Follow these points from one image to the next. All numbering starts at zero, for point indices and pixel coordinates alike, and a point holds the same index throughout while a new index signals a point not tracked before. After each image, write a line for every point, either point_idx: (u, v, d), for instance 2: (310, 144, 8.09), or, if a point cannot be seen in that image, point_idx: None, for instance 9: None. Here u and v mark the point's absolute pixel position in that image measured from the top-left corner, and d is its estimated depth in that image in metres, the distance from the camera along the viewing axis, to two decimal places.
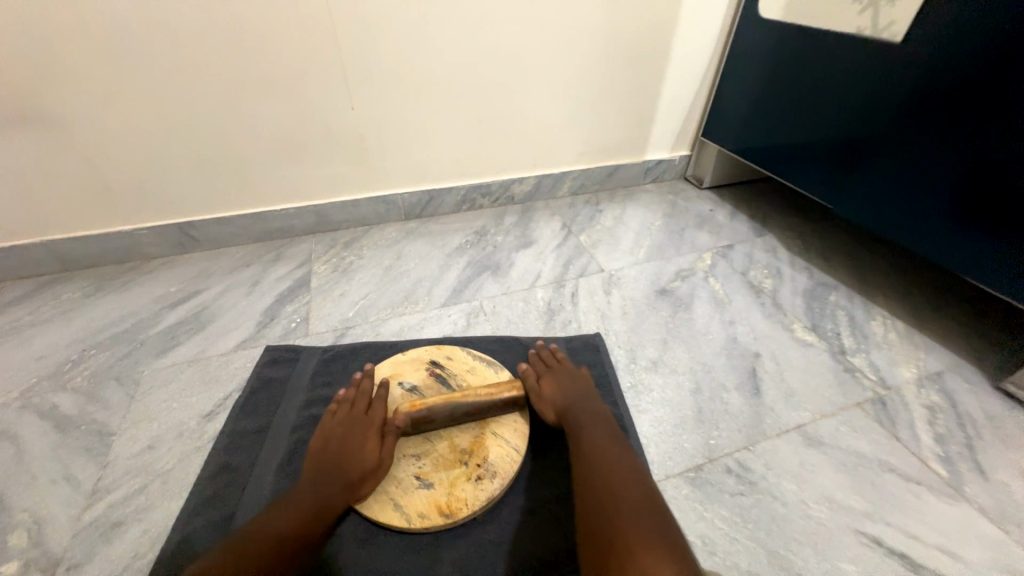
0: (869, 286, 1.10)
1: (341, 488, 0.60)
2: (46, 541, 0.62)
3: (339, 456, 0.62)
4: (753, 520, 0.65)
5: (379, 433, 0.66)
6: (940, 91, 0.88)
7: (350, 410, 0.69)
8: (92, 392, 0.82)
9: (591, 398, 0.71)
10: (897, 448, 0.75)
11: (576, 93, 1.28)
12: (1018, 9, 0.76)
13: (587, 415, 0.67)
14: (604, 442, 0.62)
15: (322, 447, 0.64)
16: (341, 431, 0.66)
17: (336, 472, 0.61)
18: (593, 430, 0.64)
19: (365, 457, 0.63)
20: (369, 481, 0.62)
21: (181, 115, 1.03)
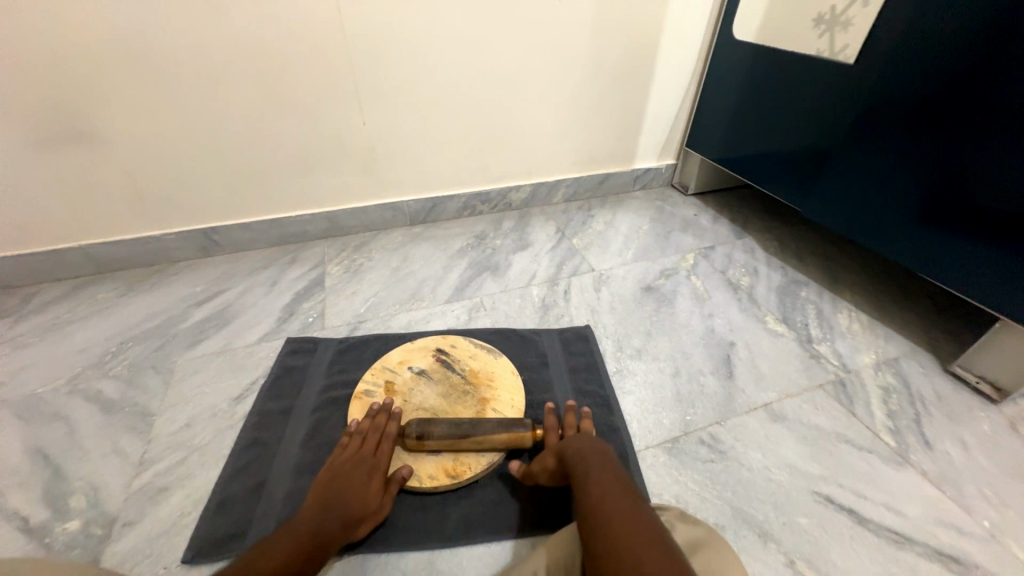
0: (838, 282, 1.20)
1: (341, 527, 0.61)
2: (101, 503, 0.71)
3: (344, 495, 0.63)
4: (721, 482, 0.74)
5: (385, 475, 0.67)
6: (891, 109, 1.00)
7: (360, 447, 0.69)
8: (132, 379, 0.91)
9: (594, 441, 0.68)
10: (852, 422, 0.84)
11: (569, 108, 1.39)
12: (949, 37, 0.87)
13: (589, 457, 0.63)
14: (607, 484, 0.58)
15: (329, 482, 0.64)
16: (351, 466, 0.66)
17: (339, 509, 0.62)
18: (596, 473, 0.60)
19: (369, 500, 0.64)
20: (366, 523, 0.64)
21: (210, 130, 1.13)
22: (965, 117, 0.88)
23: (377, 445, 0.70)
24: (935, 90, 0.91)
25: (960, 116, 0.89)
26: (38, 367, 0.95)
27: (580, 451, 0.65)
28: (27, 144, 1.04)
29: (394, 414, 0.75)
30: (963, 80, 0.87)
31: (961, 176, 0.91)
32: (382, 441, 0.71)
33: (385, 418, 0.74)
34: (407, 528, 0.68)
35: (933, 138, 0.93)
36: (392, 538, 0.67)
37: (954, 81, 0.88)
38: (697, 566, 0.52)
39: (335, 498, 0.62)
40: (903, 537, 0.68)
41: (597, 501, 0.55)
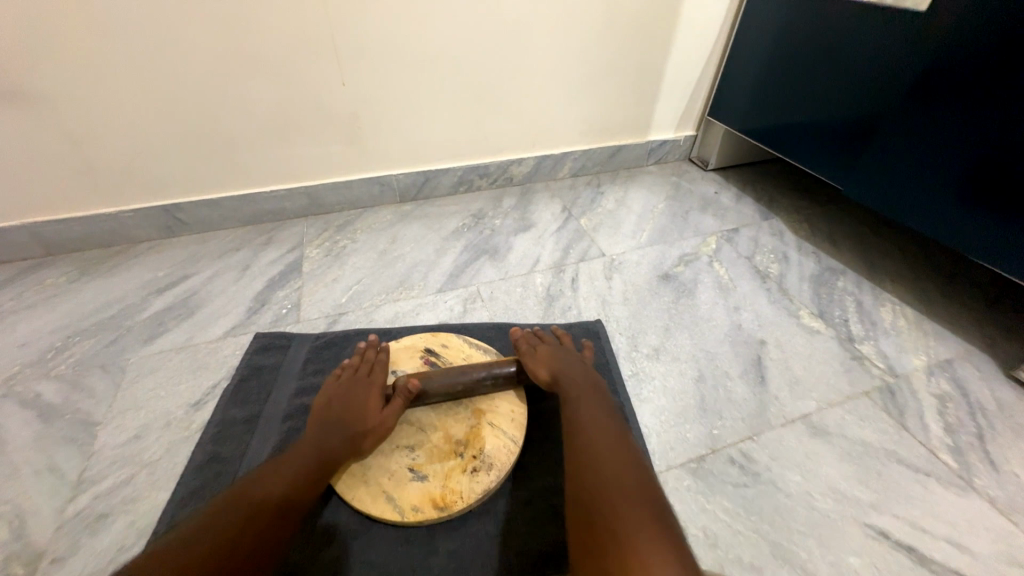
0: (878, 271, 1.07)
1: (344, 444, 0.60)
2: (28, 534, 0.60)
3: (341, 414, 0.62)
4: (756, 511, 0.64)
5: (381, 394, 0.66)
6: (959, 78, 0.84)
7: (354, 374, 0.69)
8: (76, 381, 0.80)
9: (588, 372, 0.69)
10: (905, 437, 0.73)
11: (581, 71, 1.23)
12: None
13: (582, 400, 0.63)
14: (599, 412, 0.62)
15: (326, 405, 0.64)
16: (344, 391, 0.66)
17: (338, 429, 0.61)
18: (588, 417, 0.60)
19: (368, 415, 0.63)
20: (371, 438, 0.62)
21: (166, 91, 0.98)
22: None
23: (370, 370, 0.70)
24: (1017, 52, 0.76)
25: None
26: None
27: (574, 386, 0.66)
28: None
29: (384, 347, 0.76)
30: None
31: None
32: (374, 367, 0.71)
33: (374, 350, 0.74)
34: (387, 568, 0.57)
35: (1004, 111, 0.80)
36: None
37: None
38: None
39: (333, 418, 0.62)
40: None
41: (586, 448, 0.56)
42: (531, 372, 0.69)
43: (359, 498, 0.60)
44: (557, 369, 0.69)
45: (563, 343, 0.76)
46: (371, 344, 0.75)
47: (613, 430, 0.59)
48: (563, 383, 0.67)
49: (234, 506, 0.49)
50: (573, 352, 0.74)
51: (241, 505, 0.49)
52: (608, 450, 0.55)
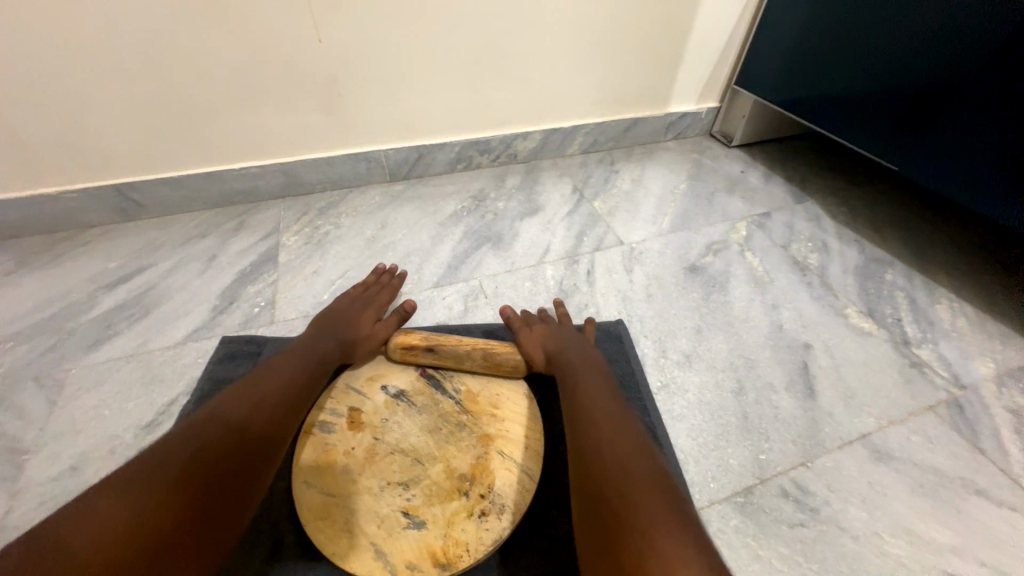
0: (929, 262, 0.95)
1: (337, 343, 0.64)
2: None
3: (339, 321, 0.67)
4: (818, 558, 0.53)
5: (377, 314, 0.71)
6: None
7: (362, 292, 0.76)
8: (4, 397, 0.67)
9: (586, 349, 0.65)
10: (981, 463, 0.63)
11: (595, 31, 1.06)
12: None
13: (583, 384, 0.58)
14: (596, 389, 0.56)
15: (330, 312, 0.70)
16: (350, 303, 0.72)
17: (335, 332, 0.65)
18: (590, 402, 0.54)
19: (362, 328, 0.67)
20: (363, 346, 0.65)
21: (100, 48, 0.81)
22: None
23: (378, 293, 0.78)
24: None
25: None
26: None
27: (572, 366, 0.61)
28: None
29: (397, 275, 0.83)
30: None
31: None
32: (382, 291, 0.78)
33: (384, 278, 0.81)
34: None
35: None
36: None
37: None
38: None
39: (333, 322, 0.67)
40: None
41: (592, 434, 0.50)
42: (526, 355, 0.65)
43: (342, 554, 0.49)
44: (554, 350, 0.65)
45: (561, 319, 0.72)
46: (387, 270, 0.83)
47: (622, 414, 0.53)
48: (558, 360, 0.63)
49: (222, 424, 0.46)
50: (571, 327, 0.71)
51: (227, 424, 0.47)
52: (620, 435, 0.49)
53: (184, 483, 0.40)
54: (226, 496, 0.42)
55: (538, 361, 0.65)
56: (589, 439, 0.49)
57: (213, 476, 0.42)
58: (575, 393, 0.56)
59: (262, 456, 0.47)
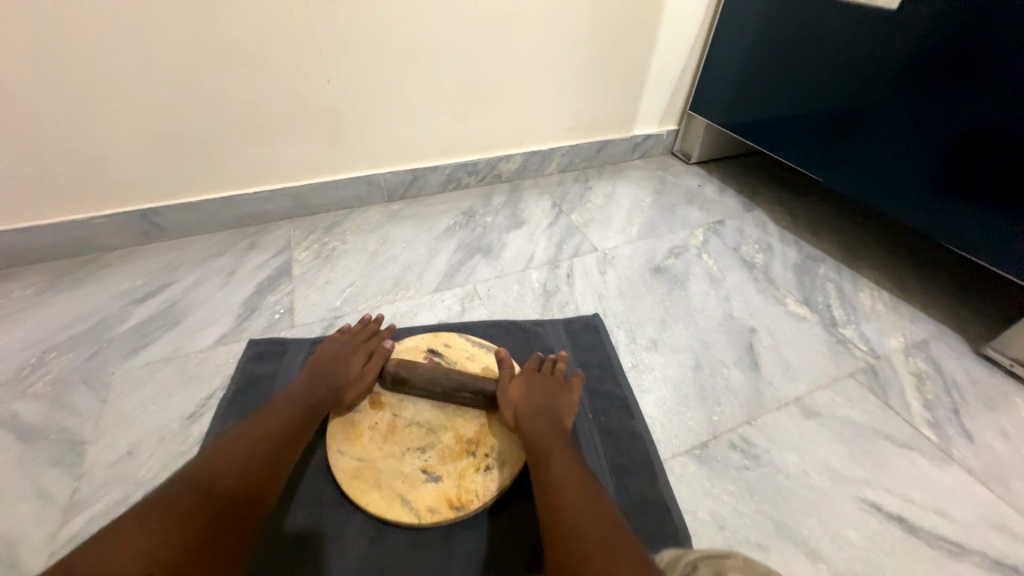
0: (855, 257, 1.12)
1: (327, 391, 0.65)
2: (20, 563, 0.57)
3: (329, 365, 0.68)
4: (759, 492, 0.66)
5: (365, 355, 0.71)
6: (927, 79, 0.89)
7: (350, 335, 0.75)
8: (58, 399, 0.75)
9: (558, 408, 0.65)
10: (889, 414, 0.77)
11: (566, 68, 1.23)
12: None
13: (553, 452, 0.58)
14: (560, 456, 0.57)
15: (319, 358, 0.70)
16: (338, 346, 0.72)
17: (324, 379, 0.66)
18: (558, 476, 0.54)
19: (351, 370, 0.68)
20: (352, 389, 0.67)
21: (136, 91, 0.92)
22: (1005, 90, 0.80)
23: (367, 336, 0.76)
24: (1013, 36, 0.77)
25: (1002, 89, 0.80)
26: None
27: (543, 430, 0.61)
28: None
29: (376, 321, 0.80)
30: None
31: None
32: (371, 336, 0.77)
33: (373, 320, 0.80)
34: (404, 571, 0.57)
35: (994, 95, 0.81)
36: None
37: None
38: None
39: (321, 370, 0.68)
40: (959, 547, 0.62)
41: (561, 514, 0.50)
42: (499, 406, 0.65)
43: (374, 502, 0.59)
44: (526, 410, 0.63)
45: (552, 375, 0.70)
46: (372, 318, 0.80)
47: (592, 488, 0.53)
48: (530, 422, 0.62)
49: (211, 480, 0.50)
50: (549, 379, 0.69)
51: (214, 478, 0.50)
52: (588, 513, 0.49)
53: (175, 534, 0.44)
54: (211, 551, 0.45)
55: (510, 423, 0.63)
56: (562, 517, 0.49)
57: (202, 530, 0.45)
58: (546, 464, 0.56)
59: (248, 511, 0.50)
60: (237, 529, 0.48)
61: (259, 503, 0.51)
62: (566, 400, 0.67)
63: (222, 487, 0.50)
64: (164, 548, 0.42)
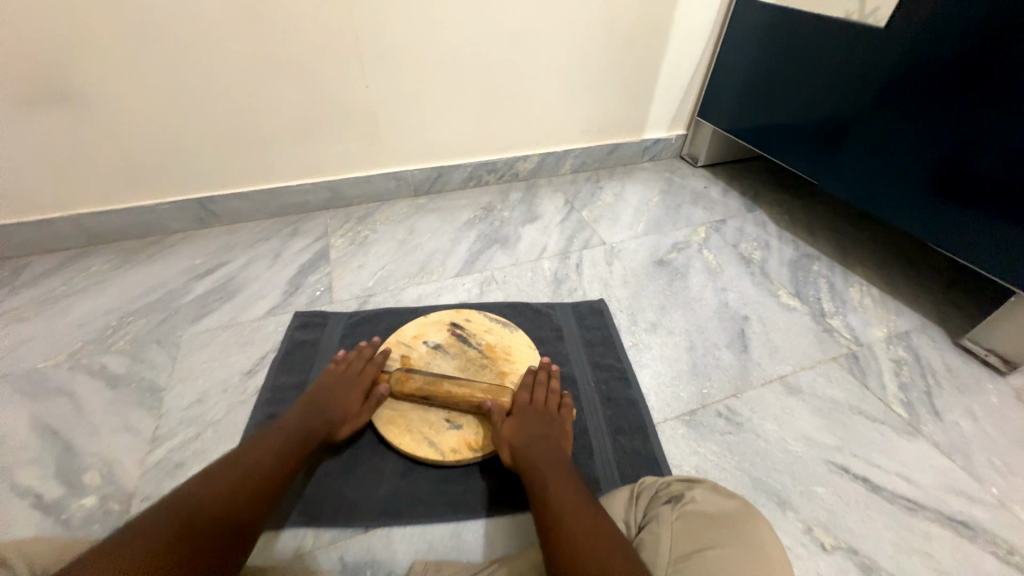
0: (848, 256, 1.20)
1: (323, 426, 0.66)
2: (117, 480, 0.69)
3: (326, 401, 0.69)
4: (739, 453, 0.75)
5: (363, 391, 0.72)
6: (913, 90, 0.97)
7: (346, 368, 0.75)
8: (136, 355, 0.88)
9: (551, 440, 0.64)
10: (865, 393, 0.85)
11: (581, 76, 1.33)
12: (987, 11, 0.83)
13: (549, 489, 0.56)
14: (560, 478, 0.57)
15: (314, 393, 0.70)
16: (334, 381, 0.72)
17: (320, 414, 0.67)
18: (558, 492, 0.54)
19: (349, 406, 0.70)
20: (347, 426, 0.69)
21: (201, 93, 1.06)
22: (981, 100, 0.87)
23: (362, 368, 0.76)
24: (990, 49, 0.84)
25: (977, 99, 0.87)
26: (35, 342, 0.91)
27: (537, 468, 0.60)
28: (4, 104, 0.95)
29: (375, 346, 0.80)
30: (1016, 38, 0.80)
31: (1003, 151, 0.86)
32: (366, 366, 0.76)
33: (370, 349, 0.79)
34: (430, 500, 0.67)
35: (977, 105, 0.88)
36: (416, 509, 0.66)
37: (1009, 39, 0.81)
38: (712, 549, 0.43)
39: (318, 404, 0.68)
40: (916, 503, 0.70)
41: (563, 529, 0.49)
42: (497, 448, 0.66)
43: (406, 442, 0.70)
44: (519, 448, 0.64)
45: (545, 406, 0.71)
46: (369, 342, 0.80)
47: (594, 507, 0.52)
48: (524, 461, 0.62)
49: (202, 504, 0.49)
50: (543, 411, 0.69)
51: (192, 512, 0.48)
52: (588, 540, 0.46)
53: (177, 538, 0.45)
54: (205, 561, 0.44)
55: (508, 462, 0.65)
56: (562, 526, 0.49)
57: (199, 542, 0.45)
58: (546, 491, 0.55)
59: (243, 529, 0.50)
60: (230, 553, 0.47)
61: (247, 537, 0.50)
62: (561, 432, 0.67)
63: (201, 521, 0.47)
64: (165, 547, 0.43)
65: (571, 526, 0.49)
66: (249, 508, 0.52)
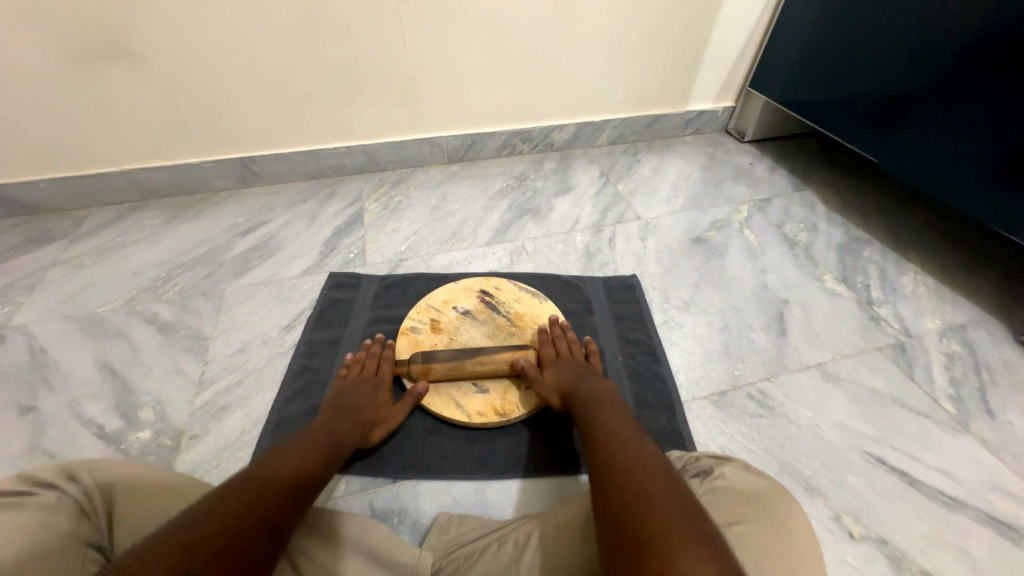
0: (903, 242, 1.12)
1: (355, 431, 0.64)
2: (169, 417, 0.75)
3: (352, 404, 0.67)
4: (769, 436, 0.74)
5: (389, 392, 0.71)
6: (997, 60, 0.87)
7: (361, 371, 0.73)
8: (184, 304, 0.93)
9: (598, 386, 0.66)
10: (910, 385, 0.81)
11: (625, 41, 1.26)
12: None
13: (592, 415, 0.60)
14: (600, 403, 0.62)
15: (336, 397, 0.67)
16: (353, 385, 0.70)
17: (350, 418, 0.64)
18: (597, 412, 0.60)
19: (378, 408, 0.68)
20: (379, 427, 0.67)
21: (243, 52, 1.06)
22: None
23: (377, 366, 0.74)
24: None
25: None
26: (95, 287, 0.97)
27: (581, 406, 0.63)
28: (62, 60, 0.99)
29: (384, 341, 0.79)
30: None
31: None
32: (380, 363, 0.75)
33: (378, 346, 0.78)
34: (455, 458, 0.69)
35: None
36: (442, 466, 0.68)
37: None
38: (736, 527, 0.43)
39: (345, 408, 0.66)
40: (956, 501, 0.67)
41: (600, 437, 0.55)
42: (545, 399, 0.69)
43: (433, 402, 0.72)
44: (564, 387, 0.68)
45: (569, 354, 0.74)
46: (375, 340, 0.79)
47: (629, 423, 0.57)
48: (570, 398, 0.66)
49: (246, 486, 0.46)
50: (573, 358, 0.73)
51: (241, 503, 0.43)
52: (639, 487, 0.44)
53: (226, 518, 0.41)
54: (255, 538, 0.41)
55: (559, 403, 0.68)
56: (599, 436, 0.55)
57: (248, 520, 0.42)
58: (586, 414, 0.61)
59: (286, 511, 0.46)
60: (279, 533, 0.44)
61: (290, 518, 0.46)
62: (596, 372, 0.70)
63: (247, 502, 0.44)
64: (217, 523, 0.40)
65: (611, 446, 0.52)
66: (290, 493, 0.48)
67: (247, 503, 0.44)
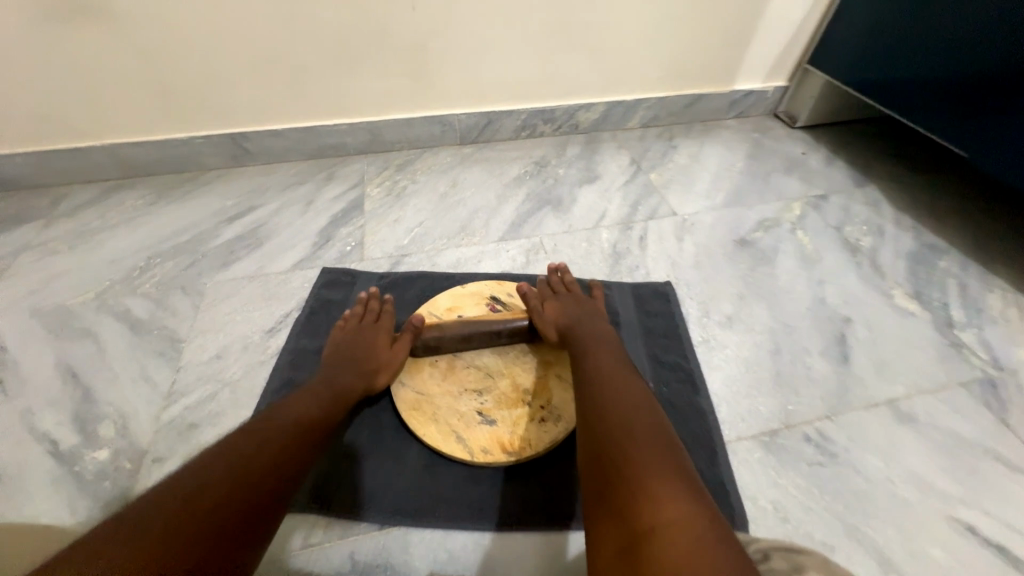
0: (987, 251, 0.95)
1: (357, 381, 0.60)
2: (131, 434, 0.65)
3: (352, 353, 0.63)
4: (831, 491, 0.61)
5: (390, 337, 0.67)
6: None
7: (358, 320, 0.69)
8: (160, 299, 0.84)
9: (598, 321, 0.65)
10: (1004, 434, 0.67)
11: (666, 7, 1.09)
12: None
13: (584, 341, 0.61)
14: (595, 332, 0.63)
15: (336, 349, 0.64)
16: (351, 335, 0.66)
17: (351, 368, 0.61)
18: (590, 340, 0.61)
19: (380, 352, 0.64)
20: (384, 373, 0.63)
21: (228, 12, 0.93)
22: None
23: (376, 315, 0.71)
24: None
25: None
26: (67, 276, 0.88)
27: (580, 335, 0.62)
28: (23, 19, 0.88)
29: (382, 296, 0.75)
30: None
31: None
32: (379, 314, 0.71)
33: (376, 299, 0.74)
34: (453, 502, 0.59)
35: None
36: (438, 511, 0.58)
37: None
38: None
39: (344, 358, 0.62)
40: None
41: (591, 364, 0.57)
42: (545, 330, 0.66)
43: (431, 434, 0.61)
44: (564, 320, 0.66)
45: (569, 290, 0.72)
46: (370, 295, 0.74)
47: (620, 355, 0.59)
48: (570, 329, 0.64)
49: (227, 456, 0.43)
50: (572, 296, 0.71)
51: (212, 482, 0.41)
52: (622, 416, 0.48)
53: (193, 501, 0.39)
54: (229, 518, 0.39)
55: (557, 339, 0.65)
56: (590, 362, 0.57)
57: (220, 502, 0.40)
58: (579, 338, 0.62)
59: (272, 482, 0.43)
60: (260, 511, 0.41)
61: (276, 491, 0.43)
62: (597, 311, 0.68)
63: (220, 480, 0.41)
64: (180, 509, 0.38)
65: (601, 375, 0.54)
66: (277, 461, 0.45)
67: (221, 480, 0.41)
